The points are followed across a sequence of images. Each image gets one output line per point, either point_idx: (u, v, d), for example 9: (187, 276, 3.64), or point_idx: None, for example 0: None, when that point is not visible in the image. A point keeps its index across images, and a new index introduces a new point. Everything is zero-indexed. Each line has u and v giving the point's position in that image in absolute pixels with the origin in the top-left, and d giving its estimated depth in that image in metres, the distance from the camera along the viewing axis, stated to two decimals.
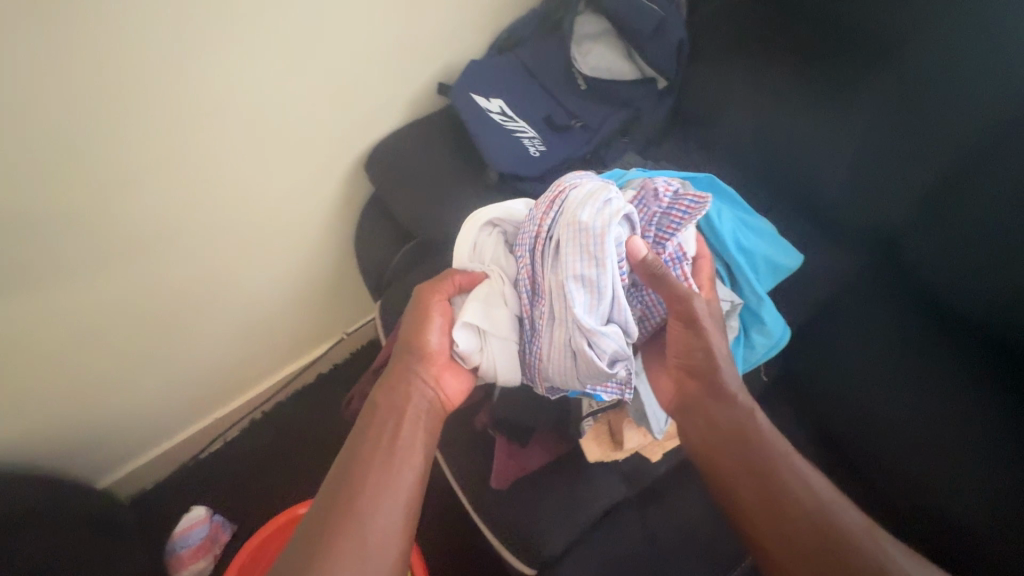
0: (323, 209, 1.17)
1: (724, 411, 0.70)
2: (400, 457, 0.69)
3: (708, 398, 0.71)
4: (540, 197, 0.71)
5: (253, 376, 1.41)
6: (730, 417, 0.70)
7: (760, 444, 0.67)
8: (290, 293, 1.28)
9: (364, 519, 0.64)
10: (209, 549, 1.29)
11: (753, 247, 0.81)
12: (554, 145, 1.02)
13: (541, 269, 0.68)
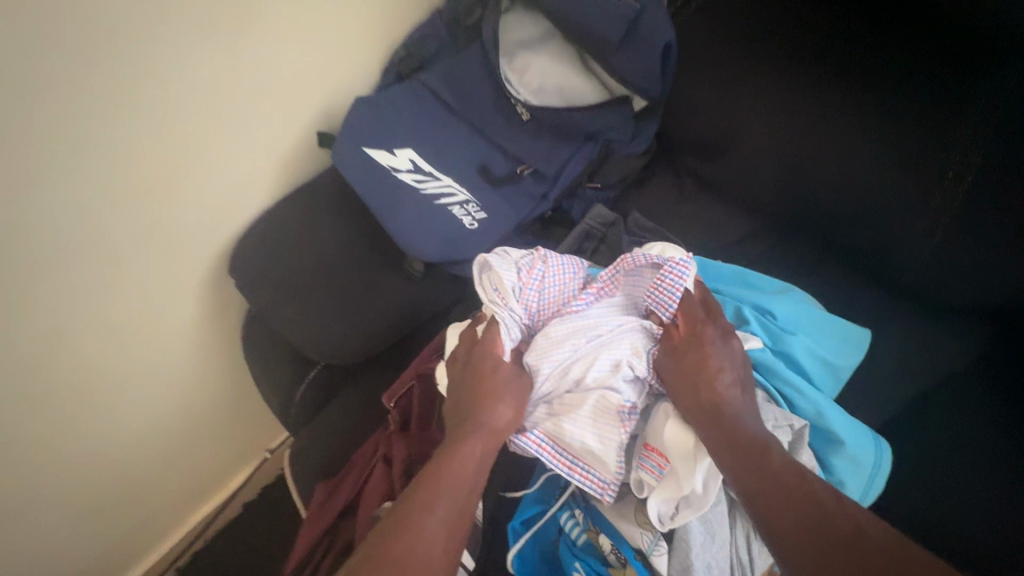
0: (183, 331, 0.82)
1: (765, 465, 0.42)
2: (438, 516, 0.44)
3: (738, 452, 0.43)
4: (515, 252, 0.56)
5: (145, 543, 1.05)
6: (777, 474, 0.41)
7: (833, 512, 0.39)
8: (164, 439, 0.92)
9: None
10: None
11: (792, 348, 0.57)
12: (499, 207, 0.70)
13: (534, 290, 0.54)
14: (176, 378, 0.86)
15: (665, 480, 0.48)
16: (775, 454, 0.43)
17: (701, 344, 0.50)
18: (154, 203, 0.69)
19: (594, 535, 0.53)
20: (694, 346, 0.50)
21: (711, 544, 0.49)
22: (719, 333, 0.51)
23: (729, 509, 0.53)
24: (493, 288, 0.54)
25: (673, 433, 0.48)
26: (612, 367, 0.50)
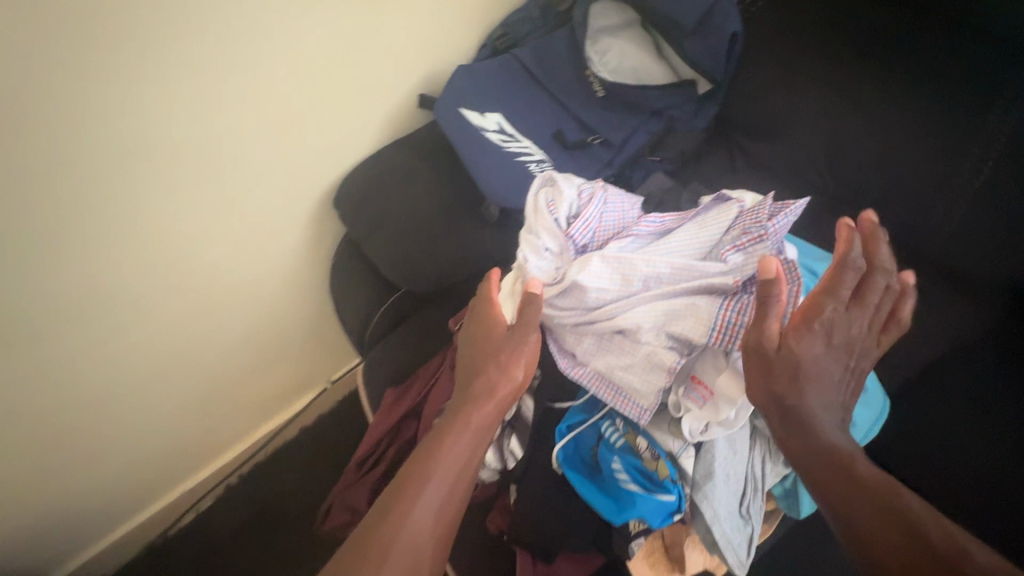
0: (286, 254, 0.97)
1: (852, 480, 0.45)
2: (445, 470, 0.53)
3: (824, 467, 0.46)
4: (585, 185, 0.64)
5: (222, 441, 1.21)
6: (867, 492, 0.44)
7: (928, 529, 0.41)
8: (256, 345, 1.07)
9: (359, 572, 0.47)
10: None
11: None
12: (571, 168, 0.81)
13: (595, 215, 0.61)
14: (273, 293, 1.01)
15: (705, 408, 0.54)
16: (864, 468, 0.45)
17: (811, 340, 0.48)
18: (287, 134, 0.83)
19: (632, 438, 0.59)
20: (803, 340, 0.48)
21: (732, 459, 0.57)
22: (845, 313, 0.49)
23: (750, 434, 0.60)
24: (547, 199, 0.62)
25: (725, 384, 0.54)
26: (663, 313, 0.53)
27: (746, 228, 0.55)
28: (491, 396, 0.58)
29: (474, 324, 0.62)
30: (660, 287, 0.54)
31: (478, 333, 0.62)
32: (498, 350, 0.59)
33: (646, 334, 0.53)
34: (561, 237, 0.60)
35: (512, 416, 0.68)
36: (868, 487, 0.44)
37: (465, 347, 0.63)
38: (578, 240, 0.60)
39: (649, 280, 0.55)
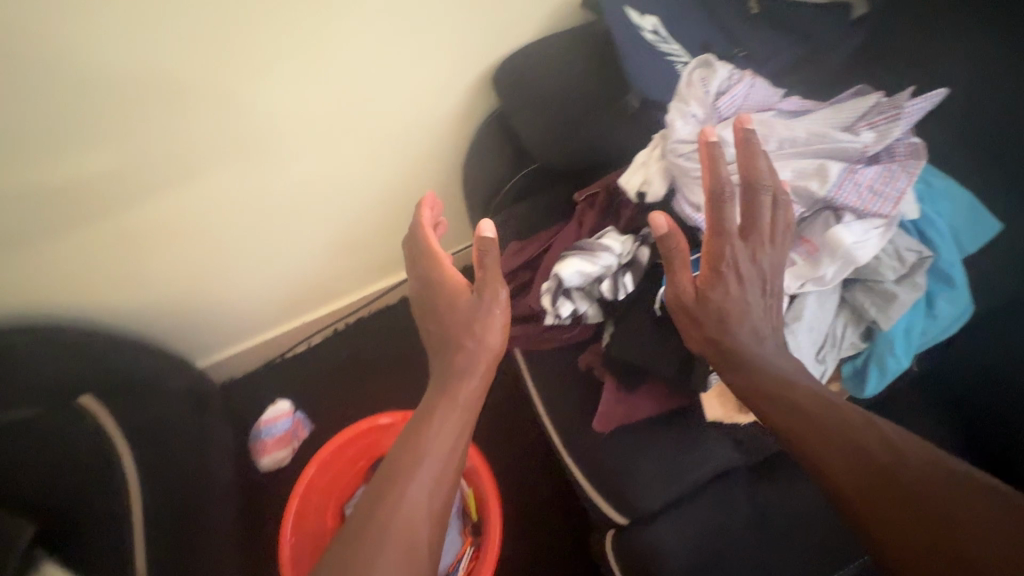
0: (441, 125, 1.12)
1: (790, 406, 0.62)
2: (443, 416, 0.74)
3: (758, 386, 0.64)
4: (733, 68, 0.74)
5: (343, 289, 1.41)
6: (793, 404, 0.62)
7: (841, 434, 0.59)
8: (399, 203, 1.24)
9: (371, 526, 0.64)
10: (289, 442, 1.32)
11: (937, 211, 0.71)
12: None
13: (743, 92, 0.71)
14: (421, 159, 1.17)
15: (805, 261, 0.66)
16: (797, 393, 0.62)
17: (721, 286, 0.65)
18: (475, 13, 0.97)
19: None
20: (713, 288, 0.66)
21: (820, 315, 0.69)
22: (745, 250, 0.65)
23: (839, 302, 0.70)
24: (700, 77, 0.72)
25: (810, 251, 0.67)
26: (792, 175, 0.65)
27: (888, 117, 0.64)
28: (473, 366, 0.78)
29: (442, 304, 0.82)
30: (792, 155, 0.66)
31: (448, 309, 0.82)
32: (473, 324, 0.79)
33: (774, 186, 0.66)
34: (711, 108, 0.71)
35: (628, 259, 0.78)
36: (801, 411, 0.61)
37: (437, 326, 0.83)
38: (724, 111, 0.71)
39: (784, 149, 0.66)
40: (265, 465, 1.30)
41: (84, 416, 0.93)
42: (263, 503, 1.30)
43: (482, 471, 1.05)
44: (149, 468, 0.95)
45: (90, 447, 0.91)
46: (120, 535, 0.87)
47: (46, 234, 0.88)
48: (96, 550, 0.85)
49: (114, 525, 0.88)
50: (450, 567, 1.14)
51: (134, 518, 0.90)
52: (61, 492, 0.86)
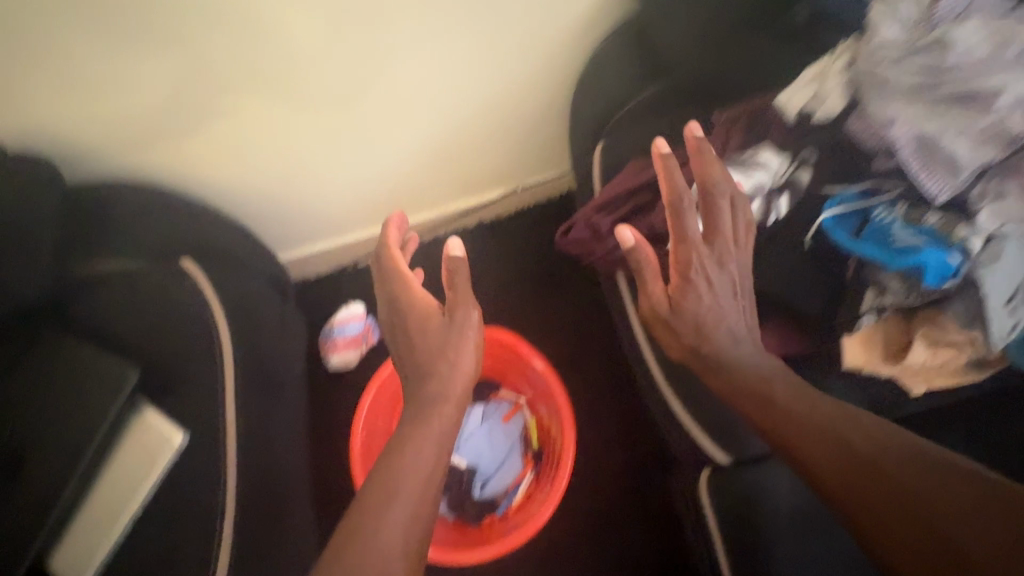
0: (565, 28, 1.03)
1: (783, 416, 0.69)
2: (412, 441, 0.77)
3: (751, 394, 0.71)
4: None
5: (426, 203, 1.36)
6: (788, 411, 0.68)
7: (827, 429, 0.66)
8: (503, 111, 1.17)
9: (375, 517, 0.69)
10: (359, 345, 1.32)
11: None
12: None
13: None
14: (535, 65, 1.10)
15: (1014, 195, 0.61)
16: (777, 393, 0.70)
17: (690, 295, 0.72)
18: None
19: (914, 214, 0.65)
20: (685, 296, 0.72)
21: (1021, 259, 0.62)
22: (713, 257, 0.71)
23: None
24: None
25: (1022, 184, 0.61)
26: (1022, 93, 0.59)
27: None
28: (446, 394, 0.81)
29: (411, 325, 0.84)
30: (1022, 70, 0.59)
31: (419, 336, 0.83)
32: (446, 351, 0.82)
33: (1003, 102, 0.59)
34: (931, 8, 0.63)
35: (784, 180, 0.73)
36: (786, 411, 0.68)
37: (410, 361, 0.84)
38: (946, 12, 0.62)
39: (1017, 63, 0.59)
40: (335, 364, 1.31)
41: (187, 280, 0.93)
42: (326, 401, 1.31)
43: (560, 399, 1.03)
44: (241, 340, 0.94)
45: (191, 309, 0.90)
46: (210, 397, 0.85)
47: (167, 76, 0.85)
48: (189, 408, 0.84)
49: (207, 388, 0.86)
50: (511, 488, 1.14)
51: (225, 385, 0.87)
52: (161, 346, 0.87)
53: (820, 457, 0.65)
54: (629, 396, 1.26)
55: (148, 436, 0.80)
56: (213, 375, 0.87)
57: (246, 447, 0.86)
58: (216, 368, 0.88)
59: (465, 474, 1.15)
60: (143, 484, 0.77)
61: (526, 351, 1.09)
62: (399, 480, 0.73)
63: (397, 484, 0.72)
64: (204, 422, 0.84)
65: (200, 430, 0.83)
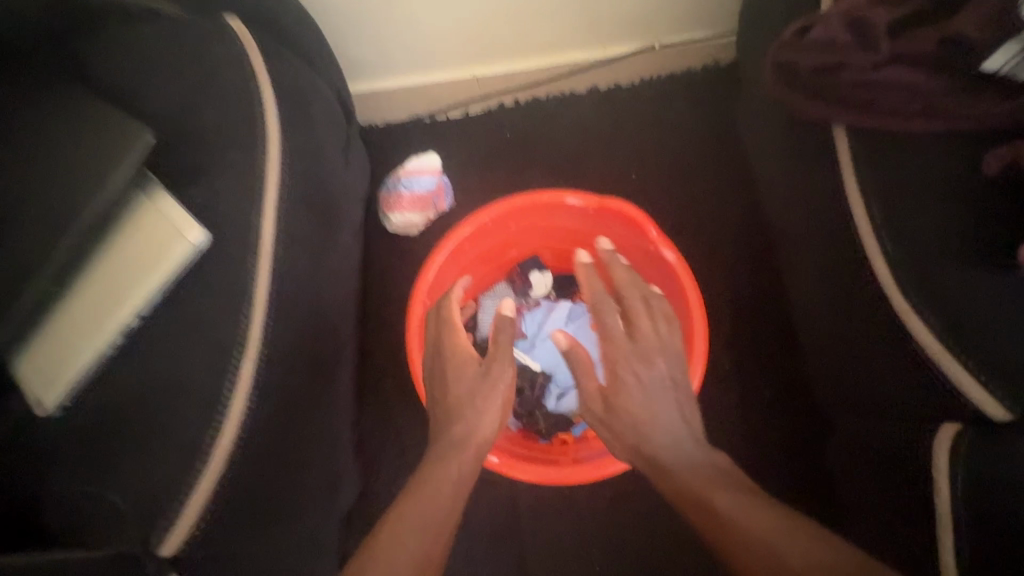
0: None
1: (705, 509, 0.58)
2: (431, 485, 0.61)
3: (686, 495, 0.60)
4: None
5: (536, 37, 1.09)
6: (710, 506, 0.58)
7: (764, 545, 0.53)
8: None
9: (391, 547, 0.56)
10: (427, 207, 1.07)
11: None
12: None
13: None
14: None
15: None
16: (720, 500, 0.57)
17: (622, 392, 0.64)
18: None
19: None
20: (617, 395, 0.65)
21: None
22: (637, 356, 0.64)
23: None
24: None
25: None
26: None
27: None
28: (470, 440, 0.64)
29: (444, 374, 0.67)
30: None
31: (453, 379, 0.66)
32: (476, 399, 0.66)
33: None
34: None
35: None
36: (723, 524, 0.56)
37: (438, 399, 0.67)
38: None
39: None
40: (396, 225, 1.07)
41: (231, 38, 0.68)
42: (378, 269, 1.07)
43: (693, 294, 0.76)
44: (297, 132, 0.70)
45: (234, 75, 0.66)
46: (248, 191, 0.62)
47: None
48: (214, 200, 0.61)
49: (243, 178, 0.63)
50: None
51: (270, 179, 0.64)
52: (189, 111, 0.63)
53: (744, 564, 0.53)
54: (743, 324, 1.02)
55: (157, 227, 0.56)
56: (250, 166, 0.63)
57: (281, 270, 0.63)
58: (261, 153, 0.64)
59: (540, 379, 0.91)
60: (142, 291, 0.55)
61: (654, 234, 0.81)
62: (418, 521, 0.58)
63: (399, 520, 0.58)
64: (233, 219, 0.61)
65: (227, 229, 0.60)
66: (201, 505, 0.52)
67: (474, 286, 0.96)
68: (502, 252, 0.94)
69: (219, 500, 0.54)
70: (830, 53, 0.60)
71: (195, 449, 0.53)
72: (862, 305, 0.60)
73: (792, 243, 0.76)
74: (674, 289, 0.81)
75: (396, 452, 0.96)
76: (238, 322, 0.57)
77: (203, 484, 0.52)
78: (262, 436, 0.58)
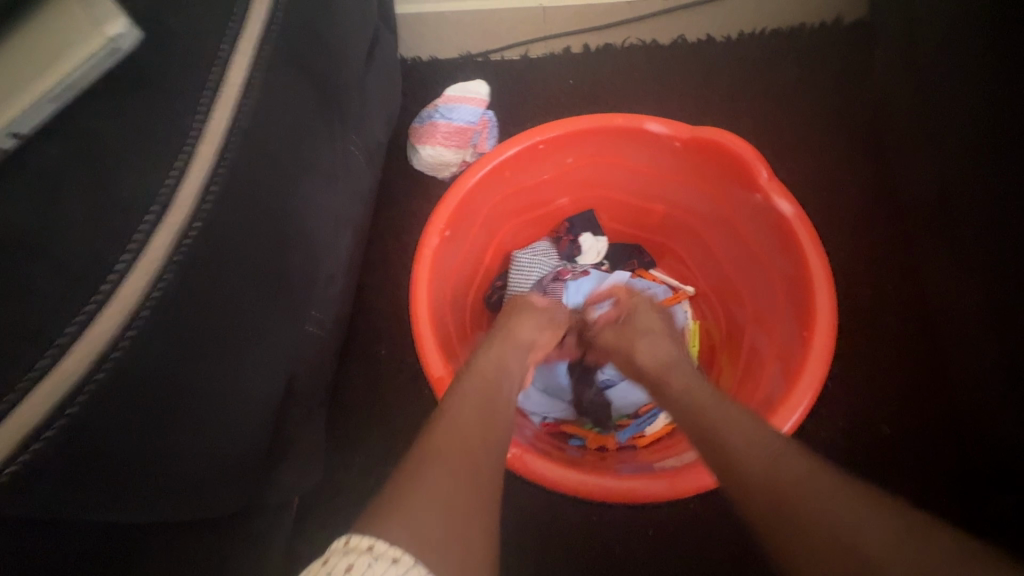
0: None
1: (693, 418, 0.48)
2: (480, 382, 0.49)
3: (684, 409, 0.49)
4: None
5: None
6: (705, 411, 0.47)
7: (757, 470, 0.41)
8: None
9: (406, 505, 0.36)
10: (467, 143, 0.87)
11: None
12: None
13: None
14: None
15: None
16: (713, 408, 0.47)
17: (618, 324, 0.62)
18: None
19: None
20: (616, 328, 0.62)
21: None
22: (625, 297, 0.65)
23: None
24: None
25: None
26: None
27: None
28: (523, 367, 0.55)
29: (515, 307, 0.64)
30: None
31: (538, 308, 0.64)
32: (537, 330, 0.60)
33: None
34: None
35: None
36: (731, 473, 0.43)
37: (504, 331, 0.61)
38: None
39: None
40: (426, 161, 0.87)
41: None
42: (391, 212, 0.87)
43: (810, 243, 0.56)
44: None
45: None
46: (217, 29, 0.44)
47: None
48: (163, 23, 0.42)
49: (213, 10, 0.44)
50: (648, 408, 0.68)
51: (250, 26, 0.46)
52: None
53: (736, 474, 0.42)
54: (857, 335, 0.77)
55: (62, 14, 0.37)
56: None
57: (240, 135, 0.45)
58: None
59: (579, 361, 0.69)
60: (12, 103, 0.35)
61: (764, 178, 0.59)
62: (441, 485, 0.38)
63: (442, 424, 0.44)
64: (185, 57, 0.42)
65: (177, 67, 0.41)
66: (24, 429, 0.32)
67: (504, 239, 0.75)
68: (546, 198, 0.74)
69: (60, 430, 0.34)
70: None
71: (38, 337, 0.33)
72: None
73: (982, 197, 0.59)
74: (781, 255, 0.60)
75: (374, 430, 0.75)
76: (155, 187, 0.39)
77: (35, 397, 0.32)
78: (155, 354, 0.39)
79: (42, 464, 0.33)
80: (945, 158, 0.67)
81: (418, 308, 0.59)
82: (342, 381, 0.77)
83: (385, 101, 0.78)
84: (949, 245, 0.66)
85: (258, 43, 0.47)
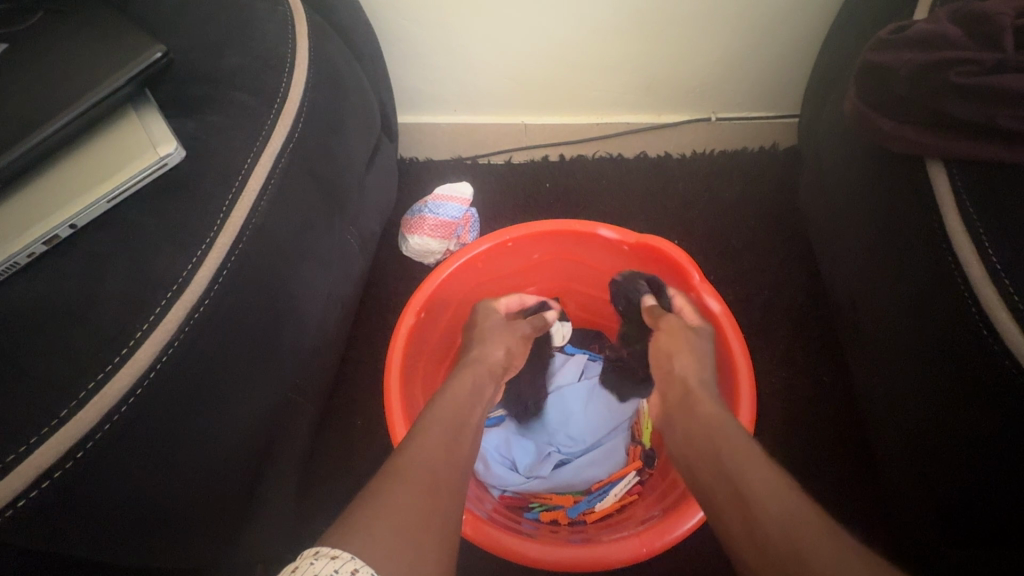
0: None
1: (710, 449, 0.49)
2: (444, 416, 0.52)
3: (697, 442, 0.50)
4: None
5: (596, 90, 1.01)
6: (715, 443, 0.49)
7: (772, 513, 0.41)
8: None
9: (376, 529, 0.39)
10: (449, 234, 0.98)
11: None
12: None
13: None
14: None
15: None
16: (727, 445, 0.48)
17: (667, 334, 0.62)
18: None
19: None
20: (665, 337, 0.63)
21: None
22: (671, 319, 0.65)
23: None
24: None
25: None
26: None
27: None
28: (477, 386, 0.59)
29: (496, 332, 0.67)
30: None
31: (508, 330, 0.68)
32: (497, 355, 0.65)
33: None
34: None
35: None
36: (748, 520, 0.42)
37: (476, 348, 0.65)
38: None
39: None
40: (413, 249, 0.98)
41: (274, 16, 0.64)
42: (382, 291, 0.97)
43: (732, 335, 0.65)
44: (314, 113, 0.64)
45: (264, 48, 0.61)
46: (241, 155, 0.55)
47: None
48: (199, 152, 0.53)
49: (240, 141, 0.56)
50: (600, 486, 0.73)
51: (269, 149, 0.57)
52: (204, 70, 0.58)
53: (748, 512, 0.42)
54: (789, 435, 0.81)
55: (129, 140, 0.49)
56: (252, 133, 0.57)
57: (253, 230, 0.54)
58: (271, 125, 0.58)
59: (522, 422, 0.77)
60: (77, 201, 0.46)
61: (696, 279, 0.69)
62: (410, 512, 0.41)
63: (414, 448, 0.48)
64: (213, 175, 0.53)
65: (207, 184, 0.52)
66: (26, 480, 0.38)
67: None
68: (516, 285, 0.83)
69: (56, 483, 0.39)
70: (932, 50, 0.53)
71: (64, 392, 0.40)
72: (955, 332, 0.50)
73: (867, 287, 0.67)
74: None
75: (345, 498, 0.78)
76: (172, 275, 0.47)
77: (38, 453, 0.38)
78: (149, 418, 0.45)
79: (35, 513, 0.38)
80: (837, 273, 0.77)
81: (389, 383, 0.65)
82: (320, 448, 0.82)
83: (381, 198, 0.90)
84: (855, 350, 0.72)
85: (276, 161, 0.58)
